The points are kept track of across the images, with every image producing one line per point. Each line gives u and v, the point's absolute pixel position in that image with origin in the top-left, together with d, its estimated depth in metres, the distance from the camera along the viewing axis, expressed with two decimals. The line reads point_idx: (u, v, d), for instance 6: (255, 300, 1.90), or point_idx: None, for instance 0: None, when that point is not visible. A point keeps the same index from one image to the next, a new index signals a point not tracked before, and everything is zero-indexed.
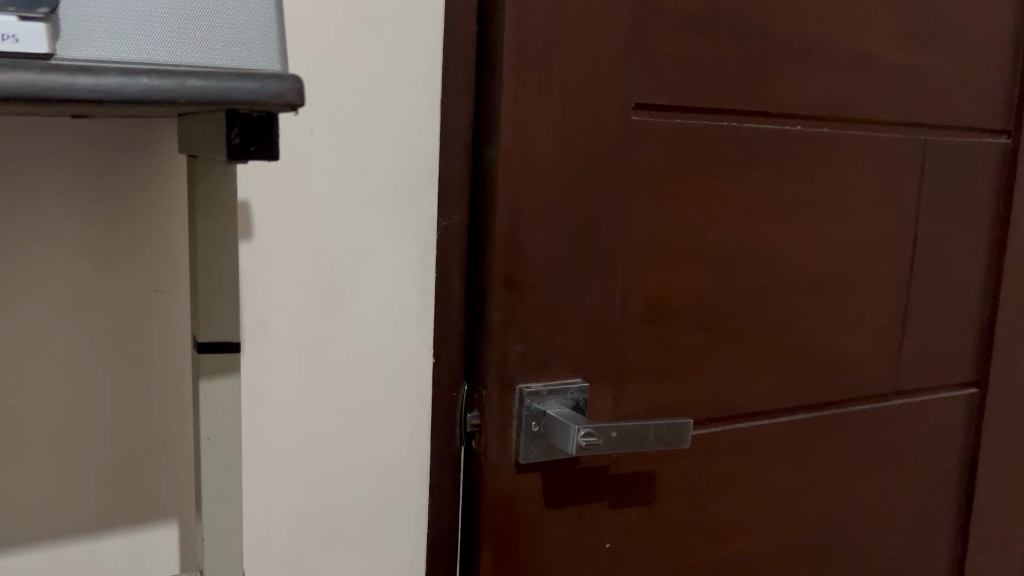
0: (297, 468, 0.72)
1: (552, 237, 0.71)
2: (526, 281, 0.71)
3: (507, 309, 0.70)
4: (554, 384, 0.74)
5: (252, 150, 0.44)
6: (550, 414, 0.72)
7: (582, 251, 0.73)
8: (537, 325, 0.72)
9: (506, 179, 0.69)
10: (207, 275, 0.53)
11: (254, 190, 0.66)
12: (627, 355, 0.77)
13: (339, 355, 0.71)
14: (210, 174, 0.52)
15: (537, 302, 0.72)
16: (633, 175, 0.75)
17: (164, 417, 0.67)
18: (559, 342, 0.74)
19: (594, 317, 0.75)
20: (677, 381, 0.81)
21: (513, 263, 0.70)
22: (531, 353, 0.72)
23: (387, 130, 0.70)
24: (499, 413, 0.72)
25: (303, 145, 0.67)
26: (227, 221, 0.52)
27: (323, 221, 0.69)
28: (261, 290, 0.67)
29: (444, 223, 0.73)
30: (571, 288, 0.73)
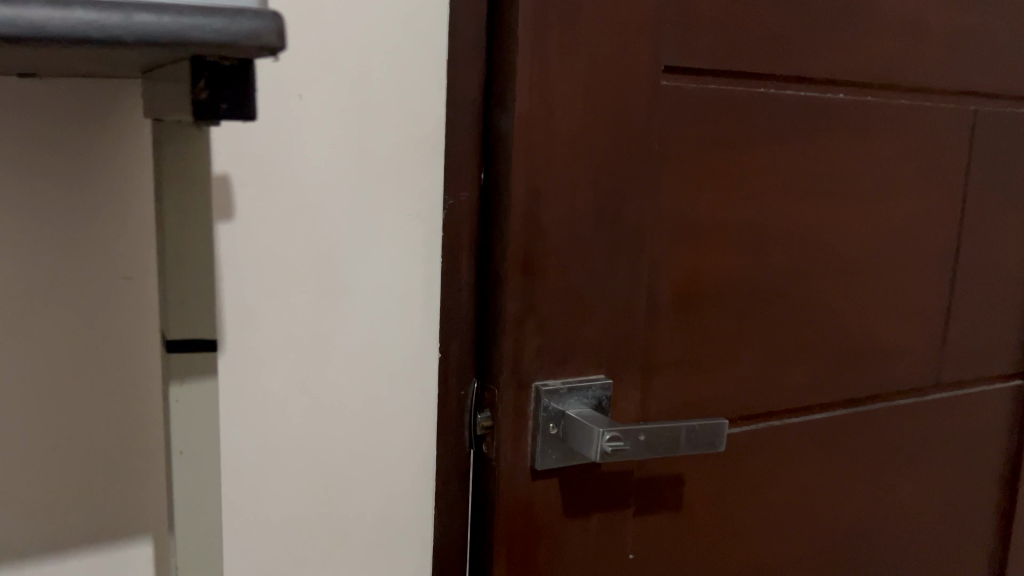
0: (291, 482, 0.63)
1: (573, 217, 0.63)
2: (544, 267, 0.62)
3: (523, 299, 0.62)
4: (573, 382, 0.66)
5: (222, 107, 0.36)
6: (570, 416, 0.65)
7: (606, 233, 0.65)
8: (556, 316, 0.64)
9: (521, 150, 0.60)
10: (174, 261, 0.45)
11: (236, 163, 0.57)
12: (653, 348, 0.70)
13: (337, 352, 0.62)
14: (174, 141, 0.43)
15: (556, 291, 0.63)
16: (660, 147, 0.67)
17: (138, 423, 0.59)
18: (579, 335, 0.66)
19: (618, 306, 0.67)
20: (707, 375, 0.73)
21: (529, 247, 0.62)
22: (549, 346, 0.64)
23: (387, 94, 0.61)
24: (513, 414, 0.65)
25: (290, 113, 0.58)
26: (196, 198, 0.45)
27: (317, 199, 0.60)
28: (247, 279, 0.58)
29: (450, 201, 0.64)
30: (593, 274, 0.65)
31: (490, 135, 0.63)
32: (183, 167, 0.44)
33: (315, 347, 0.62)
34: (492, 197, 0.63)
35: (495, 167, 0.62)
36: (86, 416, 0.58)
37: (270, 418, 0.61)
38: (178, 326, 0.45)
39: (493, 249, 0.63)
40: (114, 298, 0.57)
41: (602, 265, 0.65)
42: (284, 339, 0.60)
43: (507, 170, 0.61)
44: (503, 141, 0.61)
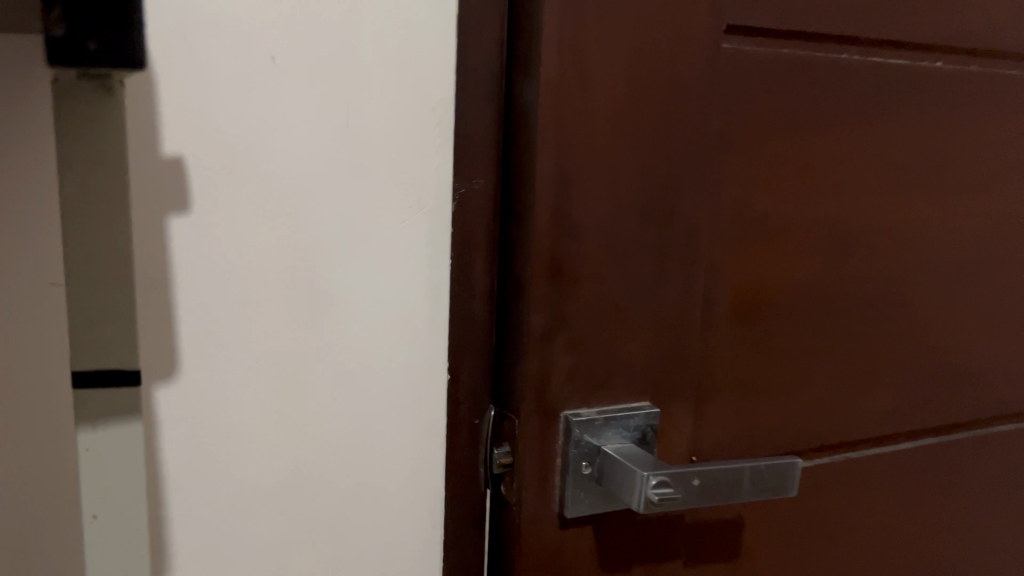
0: (268, 532, 0.51)
1: (614, 211, 0.51)
2: (577, 272, 0.50)
3: (551, 312, 0.50)
4: (612, 411, 0.54)
5: (91, 48, 0.29)
6: (607, 453, 0.53)
7: (653, 230, 0.53)
8: (591, 333, 0.52)
9: (548, 126, 0.48)
10: (79, 267, 0.34)
11: (193, 142, 0.46)
12: (708, 370, 0.57)
13: (321, 374, 0.51)
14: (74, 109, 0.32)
15: (592, 300, 0.51)
16: (720, 125, 0.54)
17: (65, 457, 0.49)
18: (620, 355, 0.53)
19: (667, 319, 0.55)
20: (772, 402, 0.61)
21: (559, 248, 0.50)
22: (583, 369, 0.52)
23: (381, 55, 0.49)
24: (537, 450, 0.53)
25: (262, 81, 0.47)
26: (106, 184, 0.33)
27: (298, 188, 0.48)
28: (207, 285, 0.47)
29: (462, 189, 0.52)
30: (637, 280, 0.53)
31: (512, 107, 0.50)
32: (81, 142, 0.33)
33: (293, 370, 0.50)
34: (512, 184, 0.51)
35: (515, 147, 0.50)
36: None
37: (243, 455, 0.50)
38: (84, 353, 0.34)
39: (513, 249, 0.51)
40: (38, 305, 0.47)
41: (646, 269, 0.53)
42: (253, 359, 0.49)
43: (531, 151, 0.49)
44: (527, 115, 0.49)
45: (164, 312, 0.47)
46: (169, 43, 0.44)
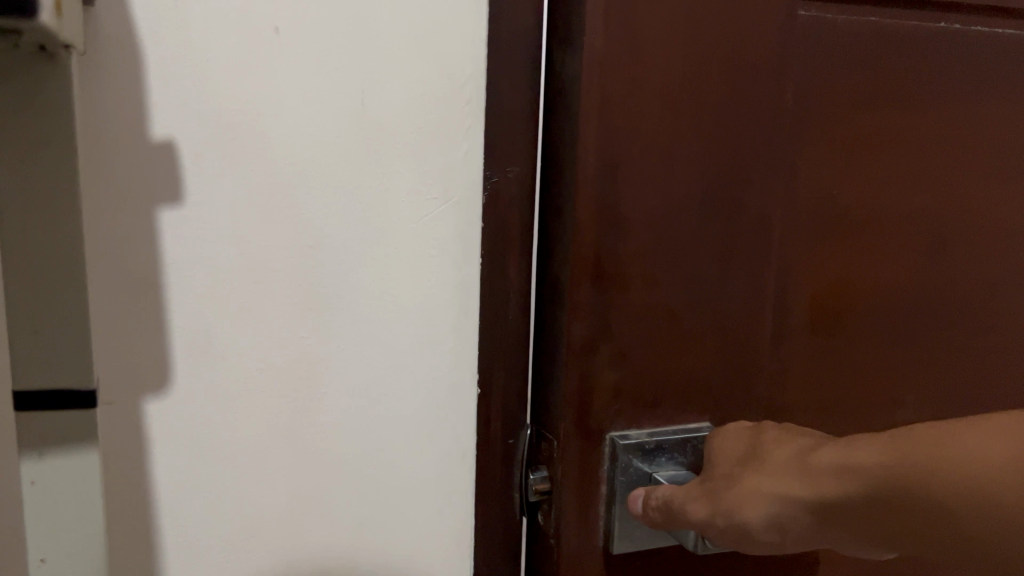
0: (273, 557, 0.46)
1: (667, 203, 0.44)
2: (623, 274, 0.43)
3: (594, 320, 0.43)
4: (665, 433, 0.47)
5: None
6: (660, 482, 0.45)
7: (714, 226, 0.45)
8: (640, 345, 0.45)
9: (591, 102, 0.41)
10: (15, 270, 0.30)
11: (185, 122, 0.40)
12: (778, 388, 0.50)
13: (332, 386, 0.45)
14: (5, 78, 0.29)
15: (640, 307, 0.44)
16: (795, 104, 0.46)
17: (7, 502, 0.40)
18: (675, 370, 0.46)
19: (731, 329, 0.47)
20: (854, 424, 0.53)
21: (603, 246, 0.43)
22: (630, 386, 0.45)
23: (400, 23, 0.43)
24: (578, 477, 0.46)
25: (262, 55, 0.41)
26: (49, 163, 0.30)
27: (304, 175, 0.43)
28: (201, 284, 0.42)
29: (494, 179, 0.46)
30: (694, 284, 0.46)
31: (553, 84, 0.44)
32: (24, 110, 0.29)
33: (301, 382, 0.45)
34: (552, 171, 0.44)
35: (556, 129, 0.44)
36: None
37: (243, 472, 0.45)
38: (20, 370, 0.30)
39: (551, 246, 0.45)
40: None
41: (706, 271, 0.46)
42: (254, 370, 0.44)
43: (573, 132, 0.42)
44: (569, 90, 0.42)
45: (153, 316, 0.42)
46: (155, 10, 0.39)
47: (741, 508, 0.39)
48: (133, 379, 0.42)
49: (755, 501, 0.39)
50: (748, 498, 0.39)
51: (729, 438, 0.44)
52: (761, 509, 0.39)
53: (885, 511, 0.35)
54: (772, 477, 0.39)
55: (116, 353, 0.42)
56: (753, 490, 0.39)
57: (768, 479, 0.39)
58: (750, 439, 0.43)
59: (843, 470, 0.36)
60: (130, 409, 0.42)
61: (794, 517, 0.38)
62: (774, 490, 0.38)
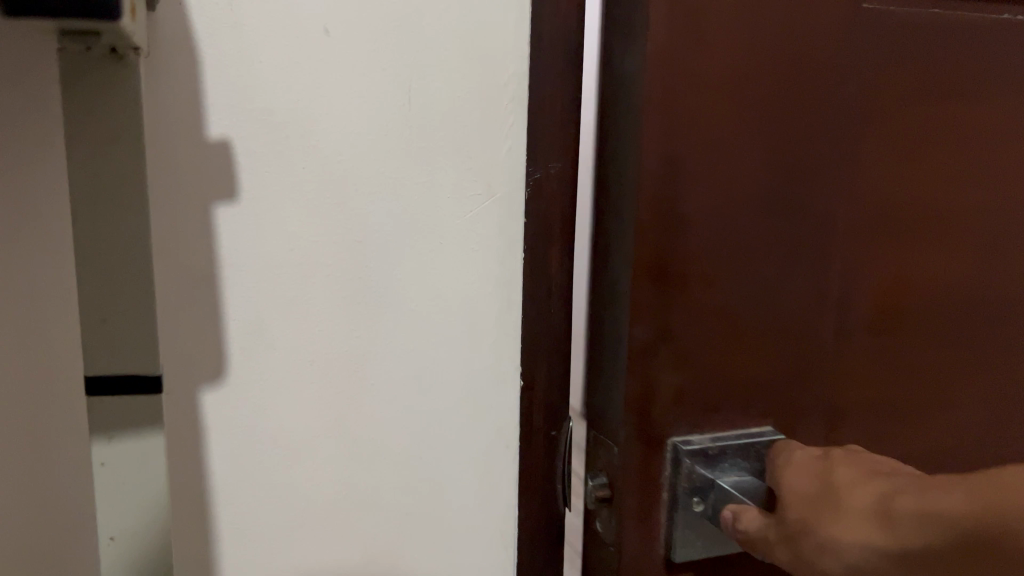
0: (329, 543, 0.48)
1: (729, 200, 0.42)
2: (685, 273, 0.42)
3: (653, 319, 0.42)
4: (730, 439, 0.44)
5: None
6: (723, 489, 0.43)
7: (780, 224, 0.43)
8: (701, 347, 0.43)
9: (654, 95, 0.40)
10: (88, 261, 0.32)
11: (241, 122, 0.42)
12: (851, 395, 0.47)
13: (380, 377, 0.47)
14: (77, 80, 0.30)
15: (698, 309, 0.43)
16: (864, 96, 0.44)
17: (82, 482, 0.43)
18: (738, 374, 0.44)
19: (792, 332, 0.45)
20: (930, 434, 0.49)
21: (664, 244, 0.41)
22: (689, 391, 0.43)
23: (447, 25, 0.44)
24: (640, 483, 0.44)
25: (315, 55, 0.42)
26: (116, 160, 0.31)
27: (354, 172, 0.44)
28: (254, 278, 0.44)
29: (536, 174, 0.46)
30: (758, 285, 0.44)
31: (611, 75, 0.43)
32: (97, 112, 0.31)
33: (348, 373, 0.46)
34: (609, 165, 0.43)
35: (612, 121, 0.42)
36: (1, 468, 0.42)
37: (295, 460, 0.46)
38: (94, 356, 0.32)
39: (607, 243, 0.44)
40: (48, 323, 0.42)
41: (770, 272, 0.44)
42: (305, 361, 0.45)
43: (630, 125, 0.40)
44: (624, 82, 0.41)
45: (209, 309, 0.43)
46: (214, 14, 0.41)
47: (818, 558, 0.39)
48: (191, 370, 0.44)
49: (831, 552, 0.39)
50: (830, 547, 0.39)
51: (798, 468, 0.42)
52: (838, 560, 0.39)
53: (968, 565, 0.34)
54: (852, 526, 0.39)
55: (176, 345, 0.43)
56: (829, 542, 0.39)
57: (845, 530, 0.39)
58: (825, 478, 0.41)
59: (931, 522, 0.36)
60: (188, 398, 0.44)
61: (878, 565, 0.37)
62: (851, 542, 0.38)
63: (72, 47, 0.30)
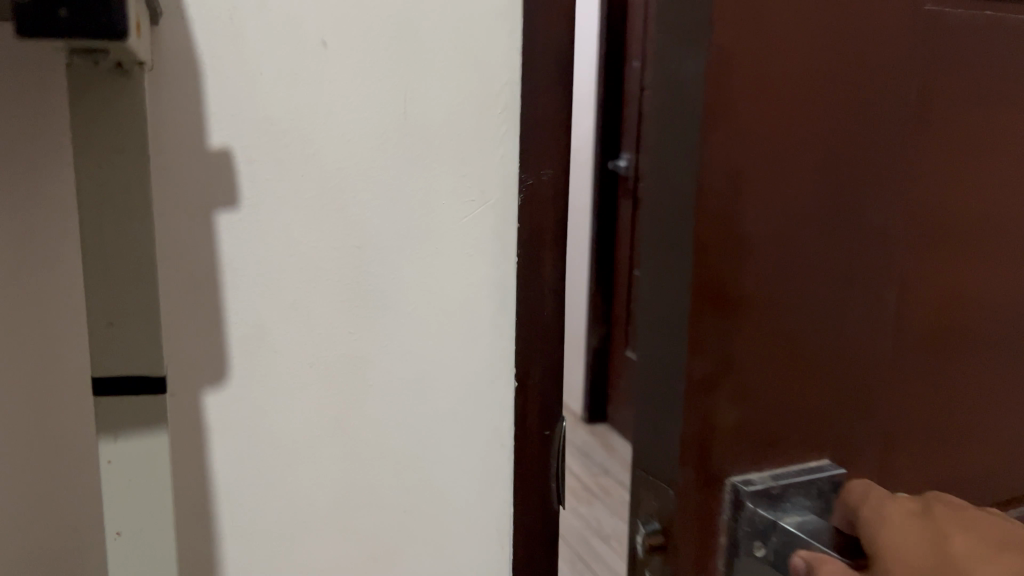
0: (330, 540, 0.49)
1: (821, 185, 0.28)
2: (752, 263, 0.28)
3: (717, 361, 0.28)
4: (790, 475, 0.30)
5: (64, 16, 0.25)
6: (793, 538, 0.28)
7: (881, 221, 0.30)
8: (774, 399, 0.30)
9: (730, 19, 0.25)
10: (95, 266, 0.33)
11: (241, 131, 0.43)
12: (934, 447, 0.34)
13: (377, 379, 0.48)
14: (85, 93, 0.32)
15: (761, 322, 0.29)
16: (988, 34, 0.30)
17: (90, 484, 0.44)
18: (819, 434, 0.31)
19: (847, 372, 0.31)
20: (995, 480, 0.36)
21: (731, 248, 0.27)
22: (755, 434, 0.30)
23: (440, 36, 0.45)
24: (698, 539, 0.29)
25: (312, 66, 0.44)
26: (122, 169, 0.32)
27: (351, 178, 0.45)
28: (254, 282, 0.45)
29: (529, 180, 0.47)
30: (847, 309, 0.30)
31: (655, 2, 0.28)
32: (103, 123, 0.32)
33: (347, 375, 0.47)
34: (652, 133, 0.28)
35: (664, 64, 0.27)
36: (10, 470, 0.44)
37: (294, 459, 0.47)
38: (102, 358, 0.33)
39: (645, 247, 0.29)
40: (57, 329, 0.43)
41: (864, 287, 0.30)
42: (306, 363, 0.46)
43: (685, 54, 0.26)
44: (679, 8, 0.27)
45: (211, 313, 0.45)
46: (215, 29, 0.42)
47: None
48: (193, 372, 0.45)
49: None
50: None
51: (900, 527, 0.27)
52: None
53: None
54: None
55: (181, 349, 0.45)
56: None
57: None
58: (941, 550, 0.26)
59: None
60: (192, 400, 0.45)
61: None
62: None
63: (80, 62, 0.32)
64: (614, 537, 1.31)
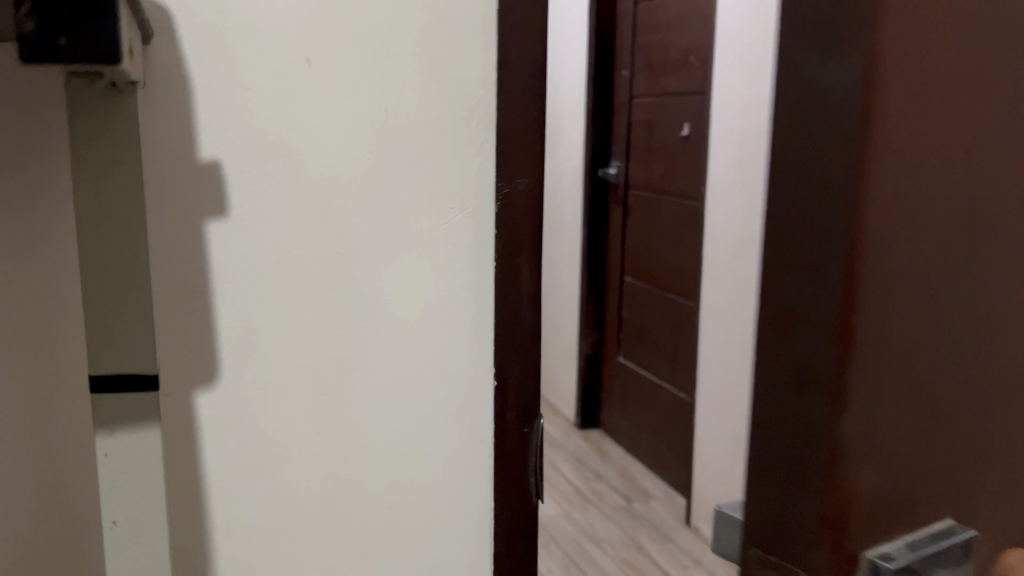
0: (318, 534, 0.51)
1: (962, 214, 0.26)
2: (901, 315, 0.26)
3: (860, 420, 0.26)
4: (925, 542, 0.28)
5: (61, 43, 0.27)
6: None
7: (1017, 251, 0.27)
8: (914, 450, 0.27)
9: (888, 49, 0.23)
10: (94, 272, 0.35)
11: (230, 145, 0.46)
12: None
13: (362, 379, 0.50)
14: (84, 111, 0.34)
15: (905, 376, 0.27)
16: None
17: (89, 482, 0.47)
18: (948, 489, 0.28)
19: (985, 424, 0.29)
20: None
21: (881, 289, 0.25)
22: (897, 498, 0.27)
23: (418, 53, 0.48)
24: None
25: (297, 83, 0.46)
26: (120, 180, 0.35)
27: (338, 189, 0.48)
28: (244, 288, 0.47)
29: (506, 189, 0.50)
30: (982, 356, 0.28)
31: (783, 27, 0.25)
32: (98, 140, 0.34)
33: (334, 375, 0.50)
34: (774, 167, 0.26)
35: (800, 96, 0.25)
36: (12, 470, 0.46)
37: (284, 456, 0.50)
38: (99, 358, 0.35)
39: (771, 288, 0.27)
40: (57, 334, 0.45)
41: (999, 334, 0.28)
42: (295, 365, 0.49)
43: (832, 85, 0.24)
44: (813, 42, 0.24)
45: (203, 318, 0.47)
46: (204, 49, 0.44)
47: None
48: (186, 374, 0.47)
49: None
50: None
51: None
52: None
53: None
54: None
55: (174, 351, 0.47)
56: None
57: None
58: None
59: None
60: (184, 400, 0.48)
61: None
62: None
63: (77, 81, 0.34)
64: (606, 541, 1.33)
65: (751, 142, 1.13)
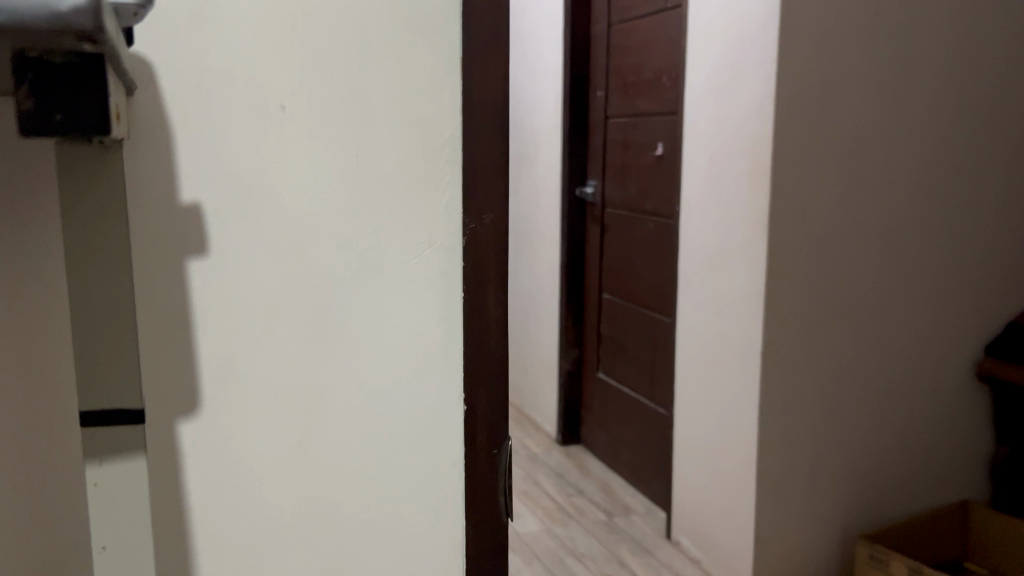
0: (296, 554, 0.53)
1: None
2: None
3: None
4: None
5: (58, 119, 0.29)
6: None
7: None
8: None
9: None
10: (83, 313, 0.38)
11: (210, 188, 0.48)
12: None
13: (337, 406, 0.53)
14: (73, 166, 0.37)
15: None
16: None
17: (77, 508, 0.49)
18: None
19: None
20: None
21: None
22: None
23: (386, 98, 0.51)
24: None
25: (272, 129, 0.49)
26: (109, 229, 0.38)
27: (311, 227, 0.50)
28: (224, 321, 0.50)
29: (472, 224, 0.53)
30: None
31: None
32: (88, 194, 0.37)
33: (310, 402, 0.52)
34: None
35: None
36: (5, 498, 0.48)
37: (263, 480, 0.52)
38: (88, 394, 0.38)
39: None
40: (49, 369, 0.48)
41: None
42: (272, 393, 0.51)
43: None
44: None
45: (185, 351, 0.50)
46: (186, 100, 0.47)
47: None
48: (168, 405, 0.50)
49: None
50: None
51: None
52: None
53: None
54: None
55: (159, 383, 0.50)
56: None
57: None
58: None
59: None
60: (167, 429, 0.50)
61: None
62: None
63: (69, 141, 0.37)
64: (586, 556, 1.35)
65: (722, 164, 1.17)
